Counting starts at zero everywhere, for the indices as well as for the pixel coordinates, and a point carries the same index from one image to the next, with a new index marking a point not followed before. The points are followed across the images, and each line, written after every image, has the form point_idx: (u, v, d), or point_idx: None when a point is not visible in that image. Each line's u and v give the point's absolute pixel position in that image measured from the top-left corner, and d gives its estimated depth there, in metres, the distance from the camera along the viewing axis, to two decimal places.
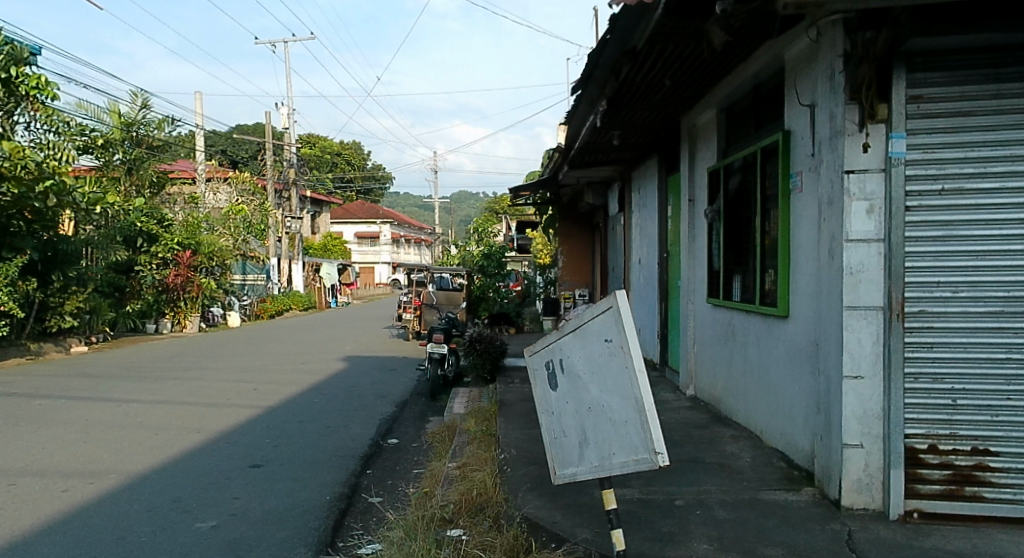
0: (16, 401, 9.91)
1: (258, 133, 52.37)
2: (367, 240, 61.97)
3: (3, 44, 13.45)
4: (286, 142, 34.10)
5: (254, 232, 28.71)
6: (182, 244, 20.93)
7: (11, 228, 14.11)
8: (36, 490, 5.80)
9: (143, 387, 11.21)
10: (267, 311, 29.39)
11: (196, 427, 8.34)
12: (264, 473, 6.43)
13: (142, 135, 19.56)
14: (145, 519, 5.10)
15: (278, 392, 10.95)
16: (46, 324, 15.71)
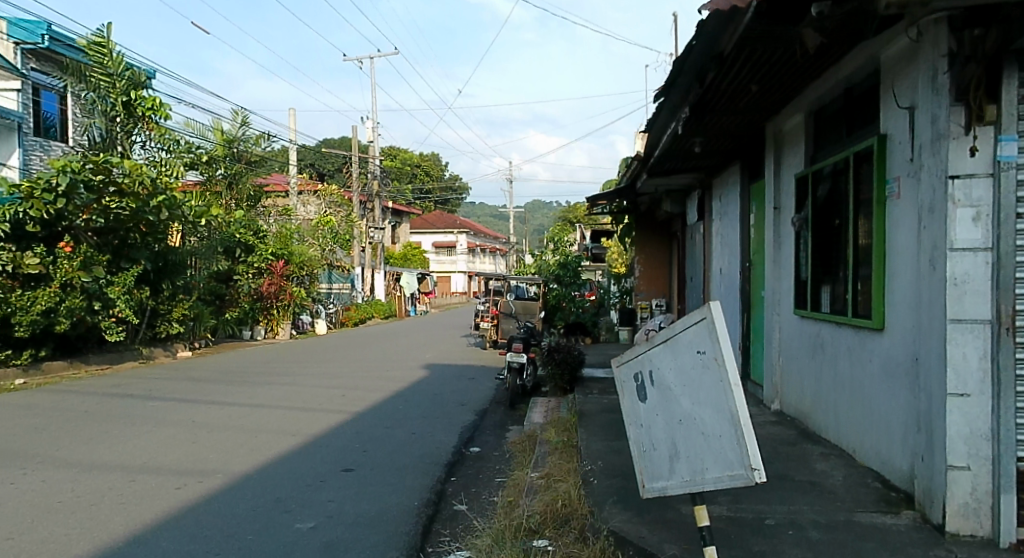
0: (131, 402, 10.57)
1: (343, 147, 54.17)
2: (445, 249, 63.02)
3: (124, 71, 14.95)
4: (370, 154, 35.07)
5: (340, 243, 29.77)
6: (276, 254, 21.85)
7: (129, 241, 15.03)
8: (154, 487, 6.18)
9: (241, 391, 11.73)
10: (351, 319, 30.27)
11: (292, 431, 8.68)
12: (355, 477, 6.63)
13: (242, 151, 20.47)
14: (252, 517, 5.37)
15: (365, 398, 11.28)
16: (156, 330, 16.73)
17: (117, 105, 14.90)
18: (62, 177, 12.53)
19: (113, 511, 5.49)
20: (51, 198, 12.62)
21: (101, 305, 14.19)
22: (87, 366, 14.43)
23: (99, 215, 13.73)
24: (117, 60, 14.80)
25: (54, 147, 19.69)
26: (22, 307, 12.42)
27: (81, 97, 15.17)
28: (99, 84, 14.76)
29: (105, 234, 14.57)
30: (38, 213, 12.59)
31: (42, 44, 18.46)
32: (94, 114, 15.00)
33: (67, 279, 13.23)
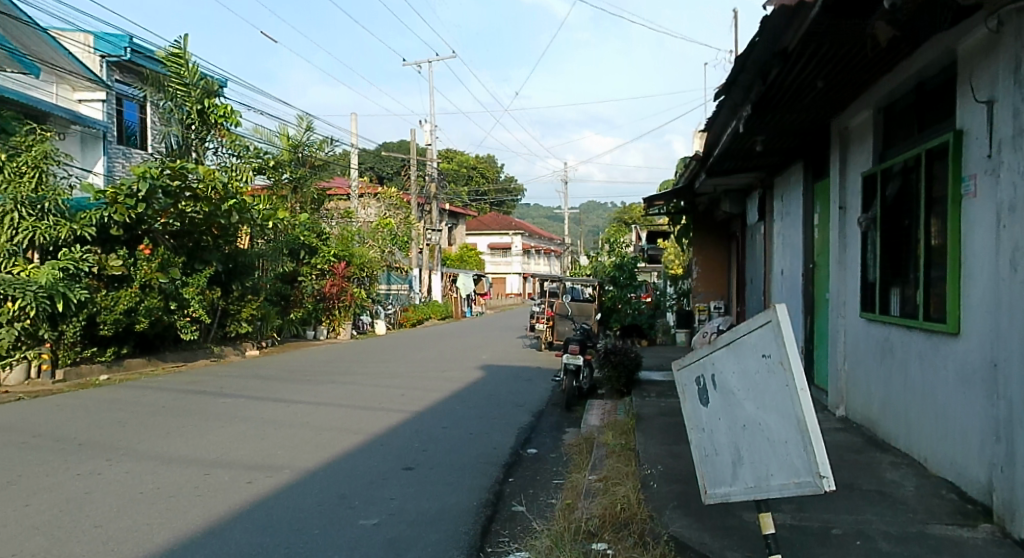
0: (203, 398, 10.97)
1: (402, 150, 55.01)
2: (500, 251, 63.30)
3: (199, 80, 15.61)
4: (429, 157, 35.48)
5: (399, 244, 30.22)
6: (338, 256, 22.38)
7: (202, 243, 15.65)
8: (225, 481, 6.41)
9: (306, 389, 12.03)
10: (409, 320, 30.69)
11: (355, 429, 8.88)
12: (415, 476, 6.73)
13: (306, 155, 20.98)
14: (319, 512, 5.52)
15: (424, 398, 11.44)
16: (226, 329, 17.34)
17: (192, 112, 15.53)
18: (142, 183, 13.13)
19: (190, 503, 5.72)
20: (133, 203, 13.21)
21: (177, 305, 14.75)
22: (163, 364, 15.03)
23: (176, 219, 14.28)
24: (192, 70, 15.42)
25: (135, 154, 20.57)
26: (107, 306, 12.99)
27: (159, 106, 16.00)
28: (175, 92, 15.43)
29: (181, 237, 15.14)
30: (121, 218, 13.22)
31: (125, 56, 19.32)
32: (171, 123, 15.81)
33: (147, 280, 13.80)
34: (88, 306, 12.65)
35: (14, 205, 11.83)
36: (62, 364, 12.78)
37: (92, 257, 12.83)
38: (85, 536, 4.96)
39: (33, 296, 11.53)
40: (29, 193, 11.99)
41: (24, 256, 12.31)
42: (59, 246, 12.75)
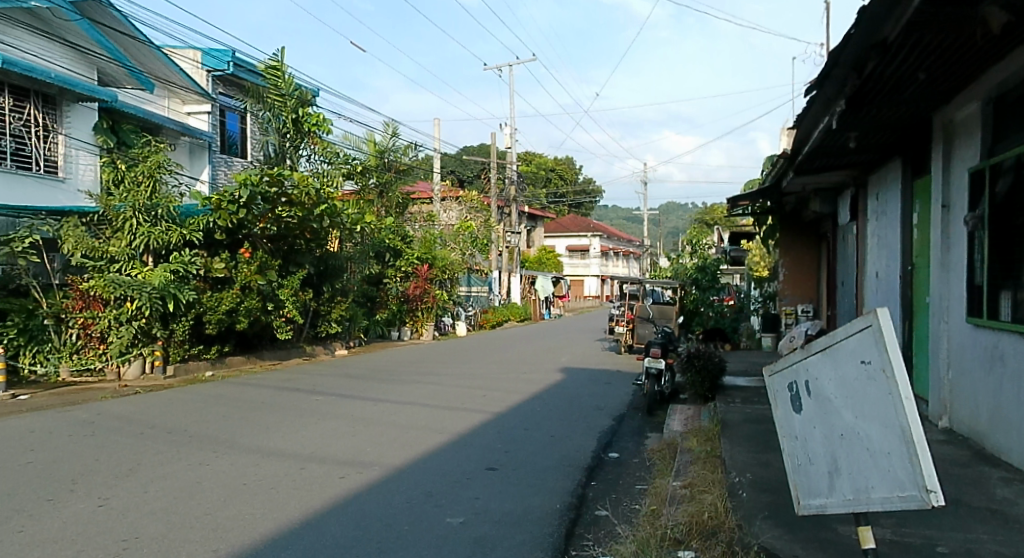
0: (297, 395, 11.42)
1: (482, 154, 55.68)
2: (578, 253, 63.09)
3: (295, 90, 16.30)
4: (508, 160, 35.75)
5: (479, 247, 30.55)
6: (421, 258, 22.85)
7: (296, 247, 16.31)
8: (318, 475, 6.64)
9: (392, 389, 12.33)
10: (489, 321, 30.97)
11: (439, 428, 9.03)
12: (499, 476, 6.79)
13: (392, 161, 21.50)
14: (408, 509, 5.64)
15: (506, 399, 11.53)
16: (318, 329, 17.98)
17: (288, 122, 16.29)
18: (243, 190, 13.77)
19: (288, 496, 5.95)
20: (235, 209, 13.88)
21: (273, 306, 15.38)
22: (261, 361, 15.73)
23: (273, 223, 14.94)
24: (289, 81, 16.07)
25: (236, 162, 21.64)
26: (211, 306, 13.71)
27: (259, 117, 16.87)
28: (273, 103, 16.17)
29: (277, 240, 15.79)
30: (224, 223, 13.92)
31: (229, 70, 20.40)
32: (269, 132, 16.66)
33: (247, 281, 14.43)
34: (195, 306, 13.45)
35: (134, 212, 12.73)
36: (173, 360, 13.50)
37: (199, 260, 13.58)
38: (196, 522, 5.24)
39: (147, 297, 12.39)
40: (145, 200, 12.82)
41: (140, 260, 13.12)
42: (170, 249, 13.51)
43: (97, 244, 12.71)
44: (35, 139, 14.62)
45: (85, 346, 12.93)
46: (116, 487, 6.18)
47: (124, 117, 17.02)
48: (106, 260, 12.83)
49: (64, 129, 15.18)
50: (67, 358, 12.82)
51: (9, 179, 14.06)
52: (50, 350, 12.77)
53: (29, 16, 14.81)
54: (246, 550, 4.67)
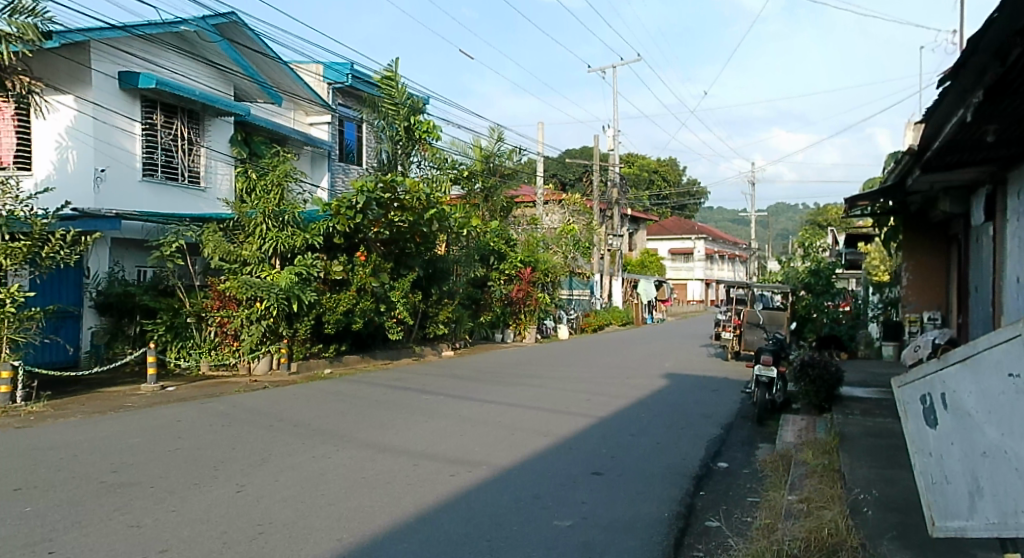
0: (407, 394, 11.80)
1: (585, 157, 55.63)
2: (682, 256, 61.77)
3: (406, 99, 16.90)
4: (611, 162, 35.46)
5: (581, 250, 30.48)
6: (524, 262, 23.15)
7: (407, 250, 16.83)
8: (430, 472, 6.84)
9: (498, 390, 12.51)
10: (591, 325, 30.85)
11: (545, 431, 9.09)
12: (605, 481, 6.77)
13: (497, 165, 21.82)
14: (516, 509, 5.72)
15: (610, 403, 11.45)
16: (426, 331, 18.55)
17: (401, 130, 16.94)
18: (360, 196, 14.42)
19: (403, 491, 6.16)
20: (352, 214, 14.53)
21: (385, 307, 15.98)
22: (374, 361, 16.32)
23: (386, 228, 15.43)
24: (401, 90, 16.77)
25: (352, 170, 22.60)
26: (330, 307, 14.39)
27: (374, 125, 17.60)
28: (387, 112, 16.90)
29: (390, 244, 16.36)
30: (343, 227, 14.61)
31: (347, 83, 21.37)
32: (383, 140, 17.33)
33: (362, 283, 15.08)
34: (315, 307, 14.17)
35: (264, 218, 13.57)
36: (296, 357, 14.24)
37: (320, 263, 14.25)
38: (322, 512, 5.51)
39: (275, 297, 13.18)
40: (274, 206, 13.63)
41: (269, 262, 13.90)
42: (295, 253, 14.25)
43: (232, 248, 13.53)
44: (182, 152, 15.81)
45: (221, 343, 13.88)
46: (250, 474, 6.59)
47: (255, 130, 18.13)
48: (240, 264, 13.66)
49: (206, 142, 16.29)
50: (207, 353, 13.81)
51: (158, 189, 15.26)
52: (192, 345, 13.77)
53: (178, 39, 15.93)
54: (366, 540, 4.88)
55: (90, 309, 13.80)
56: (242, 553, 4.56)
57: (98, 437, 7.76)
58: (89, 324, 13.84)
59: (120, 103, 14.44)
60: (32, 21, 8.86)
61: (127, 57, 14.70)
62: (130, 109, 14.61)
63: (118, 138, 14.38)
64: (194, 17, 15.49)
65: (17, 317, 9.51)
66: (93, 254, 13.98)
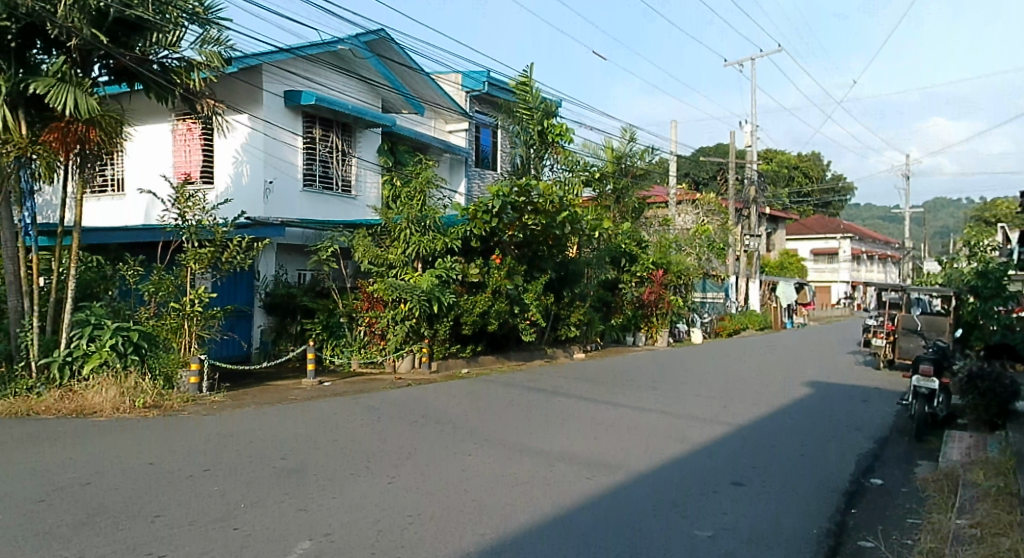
0: (541, 395, 11.99)
1: (720, 154, 53.98)
2: (825, 257, 58.28)
3: (540, 103, 17.12)
4: (748, 158, 34.12)
5: (715, 250, 29.61)
6: (656, 264, 22.84)
7: (540, 254, 16.99)
8: (568, 474, 6.95)
9: (632, 394, 12.46)
10: (726, 329, 29.85)
11: (681, 437, 8.97)
12: (748, 492, 6.59)
13: (629, 165, 21.73)
14: (654, 516, 5.71)
15: (749, 411, 11.10)
16: (558, 333, 18.74)
17: (534, 134, 17.23)
18: (496, 200, 14.83)
19: (543, 491, 6.31)
20: (488, 218, 15.09)
21: (519, 309, 16.27)
22: (509, 362, 16.66)
23: (520, 231, 15.66)
24: (536, 95, 17.02)
25: (488, 175, 23.17)
26: (468, 308, 14.87)
27: (510, 130, 18.20)
28: (522, 117, 17.26)
29: (524, 247, 16.62)
30: (480, 231, 15.17)
31: (484, 90, 22.00)
32: (518, 144, 17.79)
33: (497, 286, 15.50)
34: (455, 309, 14.67)
35: (409, 223, 14.20)
36: (437, 357, 14.82)
37: (458, 266, 14.74)
38: (466, 507, 5.74)
39: (418, 299, 13.80)
40: (417, 212, 14.25)
41: (412, 266, 14.55)
42: (435, 256, 14.82)
43: (380, 253, 14.29)
44: (336, 161, 16.90)
45: (370, 342, 14.66)
46: (399, 467, 6.98)
47: (400, 139, 19.01)
48: (386, 266, 14.39)
49: (356, 152, 17.27)
50: (357, 352, 14.67)
51: (316, 197, 16.41)
52: (345, 344, 14.77)
53: (334, 56, 17.02)
54: (510, 537, 5.05)
55: (260, 308, 15.03)
56: (395, 541, 4.84)
57: (266, 427, 8.49)
58: (260, 323, 15.09)
59: (286, 120, 15.69)
60: (217, 50, 9.96)
61: (290, 76, 15.91)
62: (293, 125, 15.80)
63: (283, 151, 15.61)
64: (349, 36, 16.49)
65: (203, 315, 10.58)
66: (262, 258, 15.21)
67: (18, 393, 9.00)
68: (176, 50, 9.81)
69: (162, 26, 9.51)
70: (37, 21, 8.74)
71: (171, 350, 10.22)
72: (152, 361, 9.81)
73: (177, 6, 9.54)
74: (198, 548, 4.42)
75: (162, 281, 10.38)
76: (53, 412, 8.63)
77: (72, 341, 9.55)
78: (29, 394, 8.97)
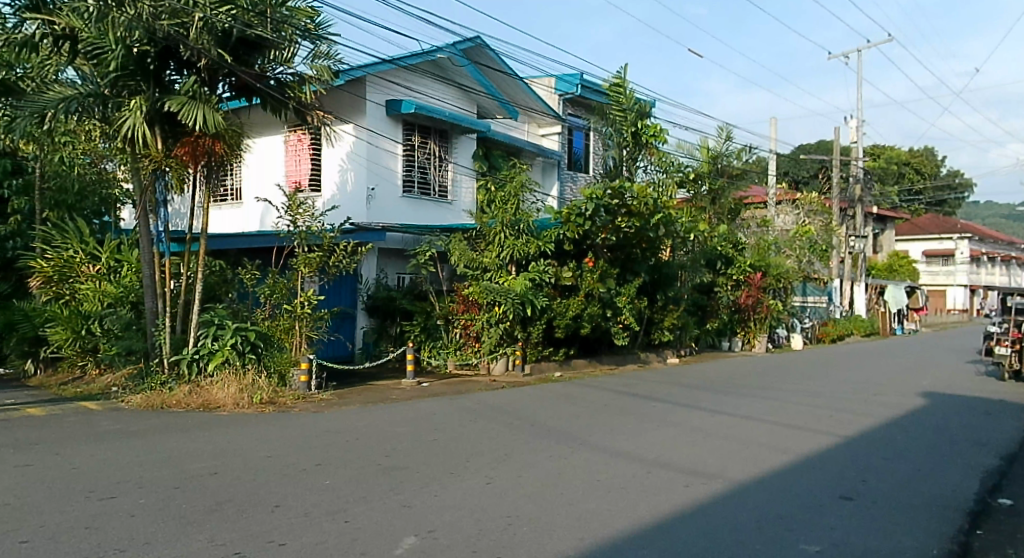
0: (635, 401, 11.88)
1: (823, 151, 51.95)
2: (939, 259, 54.84)
3: (634, 104, 16.99)
4: (854, 156, 32.64)
5: (818, 252, 28.44)
6: (753, 266, 22.23)
7: (634, 256, 16.76)
8: (667, 481, 6.86)
9: (731, 401, 12.17)
10: (829, 335, 28.61)
11: (784, 447, 8.69)
12: (859, 507, 6.30)
13: (725, 165, 21.25)
14: (758, 528, 5.55)
15: (857, 422, 10.62)
16: (651, 337, 18.52)
17: (628, 135, 17.09)
18: (589, 204, 14.68)
19: (640, 498, 6.26)
20: (581, 221, 14.82)
21: (612, 313, 16.18)
22: (601, 366, 16.59)
23: (614, 233, 15.50)
24: (630, 96, 16.91)
25: (580, 177, 23.14)
26: (561, 312, 14.88)
27: (603, 132, 18.10)
28: (615, 119, 17.18)
29: (617, 250, 16.46)
30: (573, 235, 14.96)
31: (577, 92, 22.01)
32: (611, 146, 17.69)
33: (589, 289, 15.48)
34: (547, 312, 14.73)
35: (502, 227, 14.41)
36: (530, 360, 14.90)
37: (551, 269, 14.77)
38: (564, 511, 5.77)
39: (512, 302, 13.92)
40: (511, 216, 14.43)
41: (506, 269, 14.75)
42: (529, 260, 14.93)
43: (475, 256, 14.55)
44: (434, 167, 17.31)
45: (465, 344, 14.96)
46: (497, 469, 7.10)
47: (494, 144, 19.24)
48: (481, 270, 14.65)
49: (453, 158, 17.63)
50: (453, 353, 14.99)
51: (415, 202, 16.88)
52: (441, 346, 15.04)
53: (433, 65, 17.52)
54: (610, 542, 5.04)
55: (363, 310, 15.67)
56: (495, 541, 4.92)
57: (371, 425, 8.82)
58: (362, 324, 15.72)
59: (387, 128, 16.25)
60: (327, 63, 10.42)
61: (391, 86, 16.46)
62: (394, 133, 16.33)
63: (384, 158, 16.15)
64: (446, 44, 17.00)
65: (312, 316, 11.08)
66: (365, 262, 15.80)
67: (154, 387, 9.76)
68: (291, 66, 10.31)
69: (278, 44, 10.01)
70: (172, 43, 9.46)
71: (284, 349, 10.76)
72: (268, 360, 10.35)
73: (292, 22, 9.98)
74: (311, 539, 4.64)
75: (276, 284, 10.96)
76: (183, 407, 9.25)
77: (199, 339, 10.21)
78: (163, 388, 9.70)
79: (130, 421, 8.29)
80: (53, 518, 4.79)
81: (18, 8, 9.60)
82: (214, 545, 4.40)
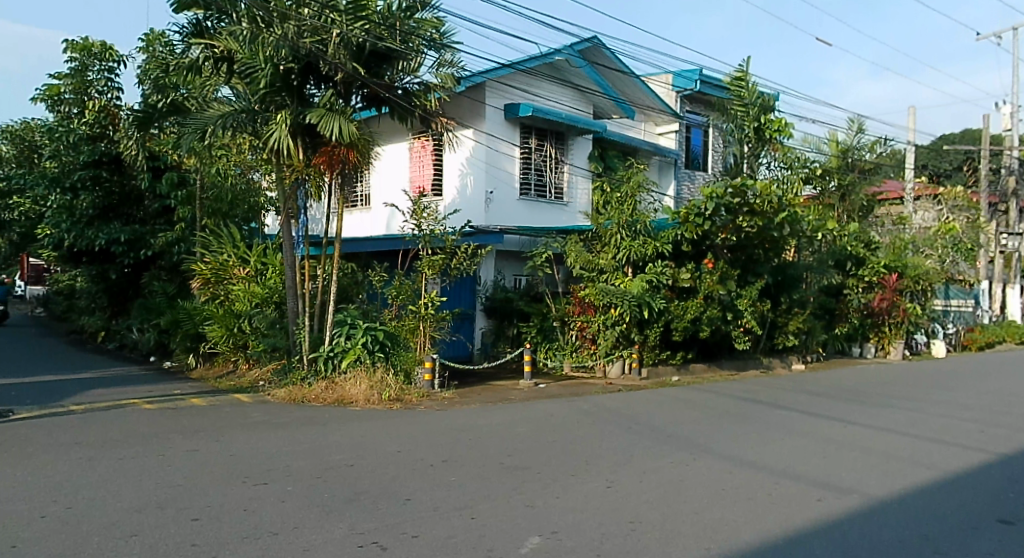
0: (760, 408, 11.47)
1: (970, 142, 48.09)
2: None
3: (756, 98, 16.44)
4: (1007, 146, 29.96)
5: (963, 251, 26.31)
6: (889, 267, 20.75)
7: (756, 257, 16.20)
8: (798, 493, 6.58)
9: (866, 411, 11.49)
10: (976, 342, 26.41)
11: (927, 462, 8.10)
12: (1016, 531, 5.79)
13: (856, 159, 20.16)
14: (899, 547, 5.22)
15: (1012, 438, 9.74)
16: (774, 341, 17.78)
17: (750, 131, 16.55)
18: (709, 203, 14.36)
19: (770, 509, 6.03)
20: (701, 221, 14.52)
21: (733, 316, 15.65)
22: (721, 370, 16.15)
23: (735, 233, 15.01)
24: (752, 90, 16.37)
25: (699, 175, 22.55)
26: (679, 314, 14.52)
27: (722, 128, 17.63)
28: (737, 114, 16.65)
29: (738, 251, 15.97)
30: (692, 234, 14.64)
31: (697, 87, 21.49)
32: (731, 143, 17.18)
33: (709, 291, 15.00)
34: (665, 314, 14.41)
35: (619, 228, 14.31)
36: (647, 363, 14.71)
37: (669, 271, 14.50)
38: (689, 519, 5.65)
39: (628, 304, 13.74)
40: (627, 217, 14.28)
41: (623, 271, 14.57)
42: (646, 261, 14.71)
43: (591, 258, 14.49)
44: (551, 170, 17.40)
45: (581, 346, 14.88)
46: (619, 472, 7.05)
47: (611, 145, 19.11)
48: (597, 271, 14.55)
49: (569, 160, 17.67)
50: (570, 355, 14.99)
51: (532, 205, 17.06)
52: (558, 347, 15.13)
53: (551, 68, 17.64)
54: (738, 552, 4.89)
55: (481, 311, 15.94)
56: (620, 545, 4.89)
57: (492, 424, 8.99)
58: (481, 325, 16.00)
59: (506, 131, 16.51)
60: (451, 71, 10.70)
61: (510, 90, 16.73)
62: (513, 137, 16.57)
63: (503, 162, 16.42)
64: (564, 46, 17.08)
65: (435, 317, 11.40)
66: (484, 264, 16.11)
67: (295, 382, 10.42)
68: (416, 75, 10.67)
69: (406, 54, 10.42)
70: (313, 59, 10.08)
71: (409, 348, 11.16)
72: (395, 358, 10.75)
73: (419, 33, 10.37)
74: (441, 533, 4.79)
75: (402, 286, 11.35)
76: (321, 401, 9.79)
77: (334, 338, 10.77)
78: (302, 383, 10.33)
79: (275, 413, 8.89)
80: (214, 499, 5.21)
81: (185, 35, 10.58)
82: (353, 533, 4.63)
